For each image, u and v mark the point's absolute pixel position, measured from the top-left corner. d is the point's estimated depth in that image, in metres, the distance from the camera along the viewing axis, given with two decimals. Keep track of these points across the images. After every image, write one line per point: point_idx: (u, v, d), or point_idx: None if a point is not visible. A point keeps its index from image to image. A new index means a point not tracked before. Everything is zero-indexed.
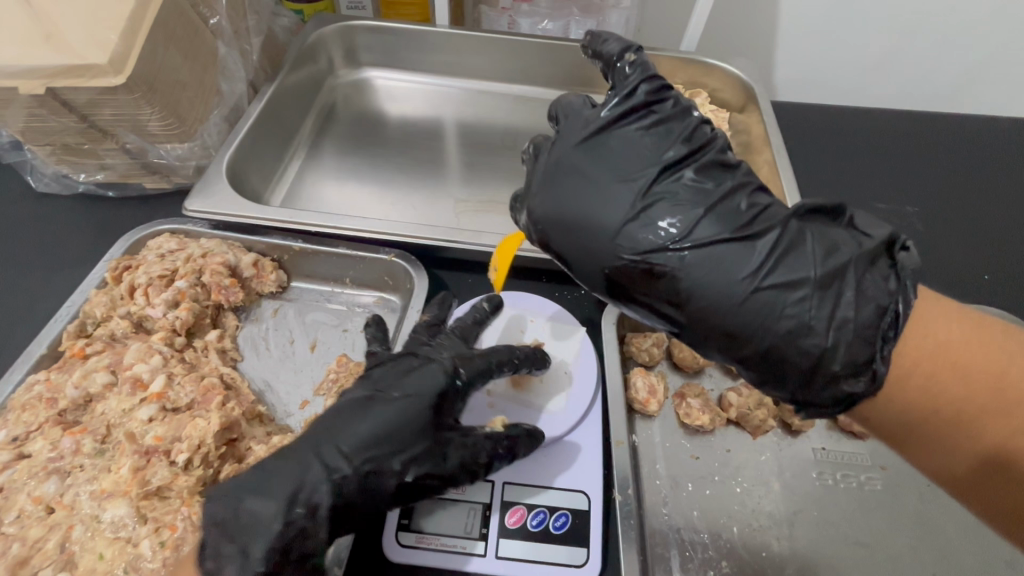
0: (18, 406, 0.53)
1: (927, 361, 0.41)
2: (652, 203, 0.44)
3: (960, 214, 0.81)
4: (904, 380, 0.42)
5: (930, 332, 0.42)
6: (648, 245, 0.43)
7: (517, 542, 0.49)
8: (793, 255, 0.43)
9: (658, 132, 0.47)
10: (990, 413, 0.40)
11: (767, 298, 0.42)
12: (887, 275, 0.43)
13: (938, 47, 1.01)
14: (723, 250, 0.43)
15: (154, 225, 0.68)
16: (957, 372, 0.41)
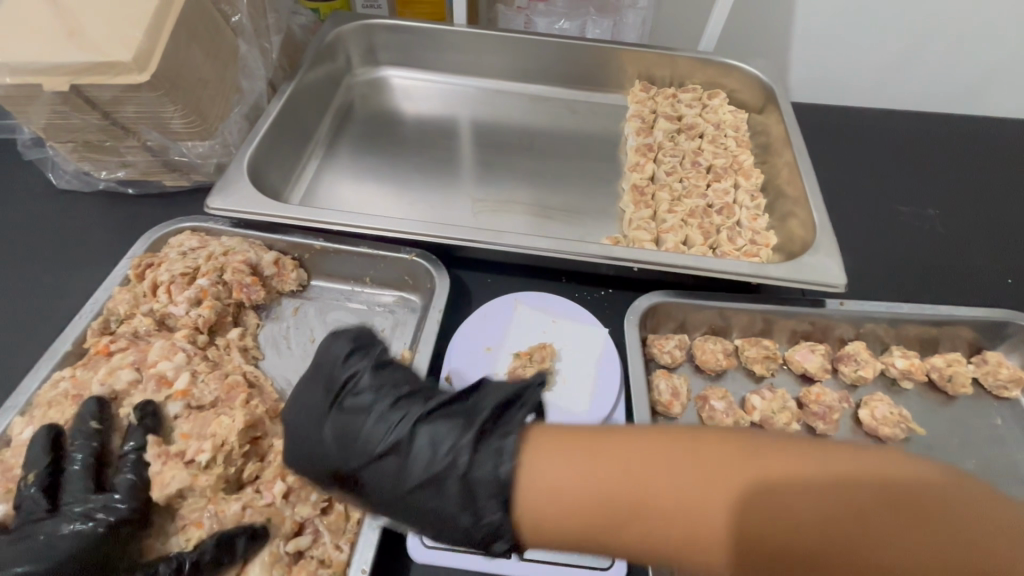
0: (43, 403, 0.53)
1: (659, 517, 0.33)
2: (390, 422, 0.43)
3: (982, 217, 0.80)
4: (593, 538, 0.34)
5: (579, 482, 0.34)
6: (374, 464, 0.41)
7: (542, 544, 0.49)
8: (420, 450, 0.41)
9: (352, 363, 0.46)
10: (792, 529, 0.32)
11: (418, 498, 0.40)
12: (479, 450, 0.39)
13: (958, 48, 1.00)
14: (374, 459, 0.42)
15: (176, 223, 0.68)
16: (667, 519, 0.33)
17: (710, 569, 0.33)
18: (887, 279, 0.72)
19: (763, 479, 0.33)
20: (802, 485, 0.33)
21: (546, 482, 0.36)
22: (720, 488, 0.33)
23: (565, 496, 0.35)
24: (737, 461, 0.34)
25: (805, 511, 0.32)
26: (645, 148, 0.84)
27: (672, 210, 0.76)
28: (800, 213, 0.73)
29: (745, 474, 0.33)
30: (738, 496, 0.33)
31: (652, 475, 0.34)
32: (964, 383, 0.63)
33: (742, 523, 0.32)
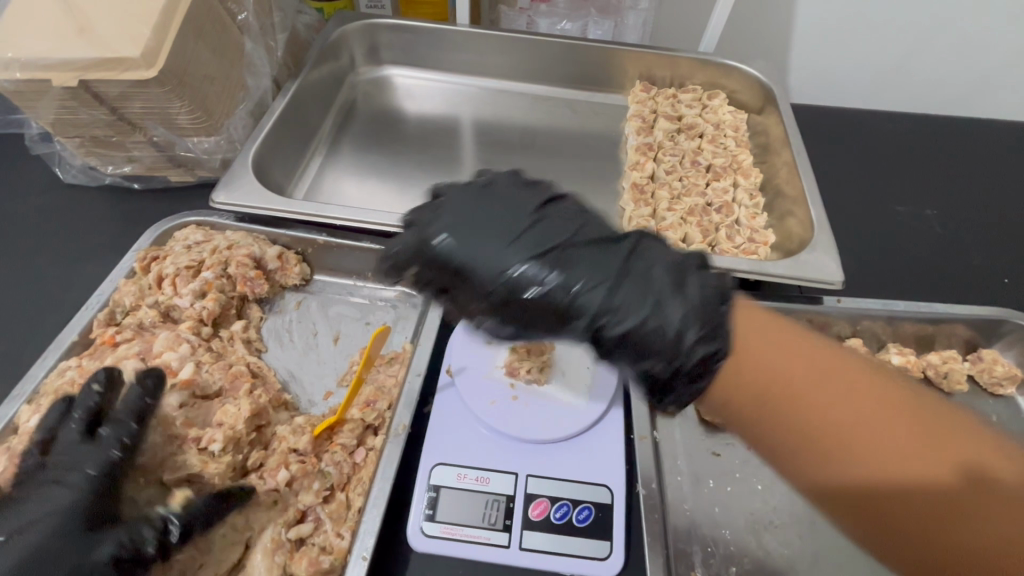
0: (50, 391, 0.54)
1: (755, 389, 0.40)
2: (537, 252, 0.43)
3: (979, 217, 0.81)
4: (758, 396, 0.40)
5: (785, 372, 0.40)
6: (546, 283, 0.42)
7: (540, 534, 0.50)
8: (628, 279, 0.41)
9: (482, 198, 0.46)
10: (878, 454, 0.37)
11: (606, 317, 0.41)
12: (690, 284, 0.41)
13: (957, 51, 1.01)
14: (578, 277, 0.42)
15: (181, 217, 0.68)
16: (792, 407, 0.39)
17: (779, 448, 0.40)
18: (884, 278, 0.73)
19: (887, 415, 0.38)
20: (903, 433, 0.38)
21: (757, 357, 0.40)
22: (873, 412, 0.38)
23: (771, 370, 0.40)
24: (888, 400, 0.39)
25: (899, 446, 0.37)
26: (645, 147, 0.85)
27: (671, 208, 0.77)
28: (798, 212, 0.73)
29: (884, 410, 0.38)
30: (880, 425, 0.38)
31: (834, 381, 0.39)
32: (959, 380, 0.64)
33: (850, 429, 0.38)
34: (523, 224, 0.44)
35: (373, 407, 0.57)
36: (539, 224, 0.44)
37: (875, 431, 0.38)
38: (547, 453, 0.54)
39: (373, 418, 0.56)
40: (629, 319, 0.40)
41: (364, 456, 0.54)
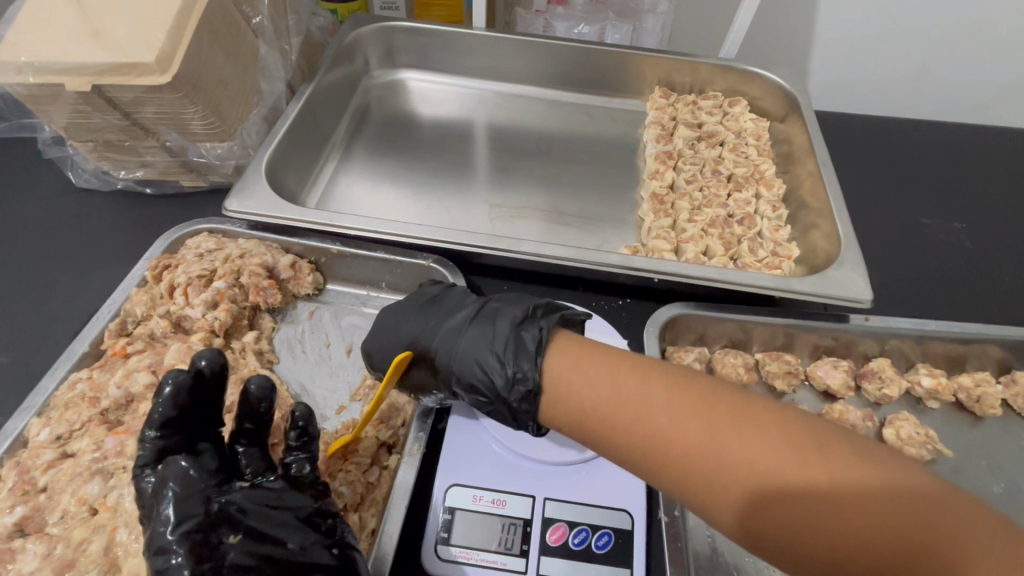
0: (61, 404, 0.53)
1: (647, 427, 0.41)
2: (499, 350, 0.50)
3: (1012, 232, 0.78)
4: (648, 425, 0.41)
5: (652, 414, 0.41)
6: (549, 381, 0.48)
7: (558, 560, 0.48)
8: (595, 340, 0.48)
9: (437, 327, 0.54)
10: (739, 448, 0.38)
11: None
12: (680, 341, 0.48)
13: (986, 57, 0.97)
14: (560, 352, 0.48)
15: (193, 224, 0.67)
16: (609, 419, 0.43)
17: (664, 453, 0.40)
18: (911, 294, 0.71)
19: (749, 434, 0.38)
20: (727, 432, 0.39)
21: (556, 394, 0.46)
22: (693, 411, 0.40)
23: (581, 399, 0.44)
24: (743, 416, 0.40)
25: (748, 456, 0.38)
26: (664, 156, 0.84)
27: (692, 219, 0.75)
28: (824, 225, 0.71)
29: (742, 419, 0.39)
30: (660, 412, 0.41)
31: (714, 420, 0.40)
32: (992, 404, 0.62)
33: (745, 458, 0.38)
34: (415, 311, 0.57)
35: (387, 424, 0.56)
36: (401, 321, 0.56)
37: (695, 436, 0.39)
38: (565, 475, 0.53)
39: (388, 435, 0.55)
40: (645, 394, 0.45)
41: (377, 475, 0.54)
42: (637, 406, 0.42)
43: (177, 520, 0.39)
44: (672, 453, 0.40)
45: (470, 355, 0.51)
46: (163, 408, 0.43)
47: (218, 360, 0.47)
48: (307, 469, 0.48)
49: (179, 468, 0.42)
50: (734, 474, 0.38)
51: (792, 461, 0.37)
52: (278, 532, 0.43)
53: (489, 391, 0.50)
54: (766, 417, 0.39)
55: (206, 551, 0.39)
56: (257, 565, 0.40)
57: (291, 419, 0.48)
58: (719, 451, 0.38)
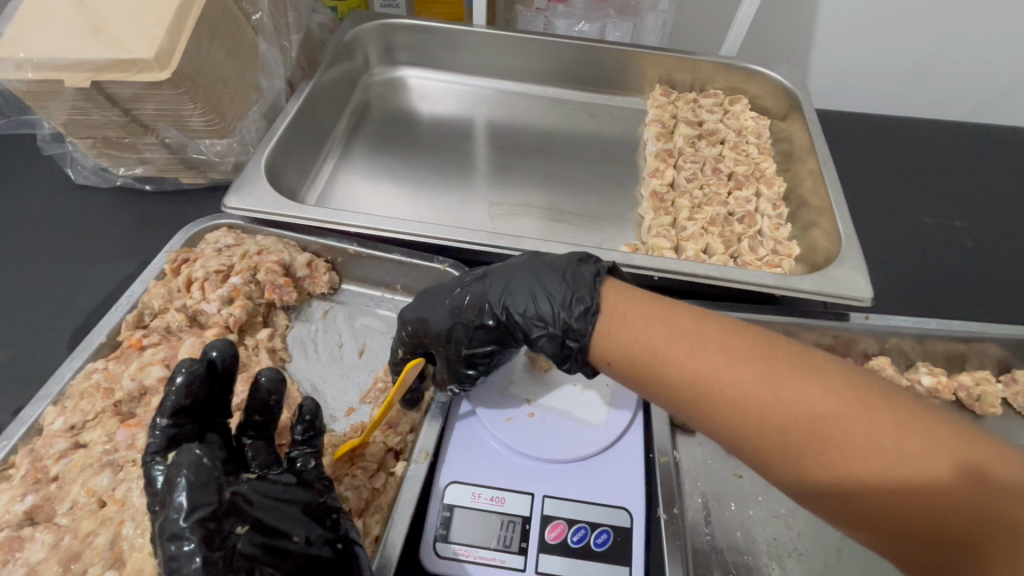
0: (76, 394, 0.52)
1: (698, 371, 0.42)
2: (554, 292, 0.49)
3: (1011, 232, 0.78)
4: (700, 372, 0.41)
5: (707, 358, 0.42)
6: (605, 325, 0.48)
7: (556, 558, 0.48)
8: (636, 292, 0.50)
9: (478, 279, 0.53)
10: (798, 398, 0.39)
11: None
12: None
13: (987, 57, 0.97)
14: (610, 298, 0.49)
15: (215, 219, 0.68)
16: (661, 359, 0.43)
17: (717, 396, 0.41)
18: (911, 293, 0.70)
19: (807, 380, 0.39)
20: (785, 377, 0.40)
21: (608, 336, 0.46)
22: (751, 355, 0.41)
23: (633, 338, 0.45)
24: (801, 365, 0.40)
25: (804, 399, 0.38)
26: (665, 154, 0.83)
27: (692, 218, 0.75)
28: (824, 223, 0.71)
29: (803, 371, 0.40)
30: (715, 355, 0.42)
31: (771, 367, 0.40)
32: (993, 403, 0.62)
33: (802, 406, 0.38)
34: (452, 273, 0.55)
35: (395, 430, 0.56)
36: (440, 281, 0.56)
37: (750, 378, 0.40)
38: (565, 473, 0.53)
39: (396, 442, 0.54)
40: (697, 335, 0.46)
41: (383, 481, 0.52)
42: (692, 348, 0.42)
43: (189, 508, 0.38)
44: (722, 395, 0.41)
45: (526, 290, 0.50)
46: (175, 397, 0.42)
47: (230, 351, 0.46)
48: (311, 465, 0.49)
49: (193, 456, 0.39)
50: (787, 419, 0.39)
51: (849, 408, 0.37)
52: (281, 524, 0.42)
53: (547, 320, 0.48)
54: (827, 369, 0.40)
55: (218, 542, 0.38)
56: (262, 556, 0.40)
57: (300, 414, 0.49)
58: (775, 399, 0.39)
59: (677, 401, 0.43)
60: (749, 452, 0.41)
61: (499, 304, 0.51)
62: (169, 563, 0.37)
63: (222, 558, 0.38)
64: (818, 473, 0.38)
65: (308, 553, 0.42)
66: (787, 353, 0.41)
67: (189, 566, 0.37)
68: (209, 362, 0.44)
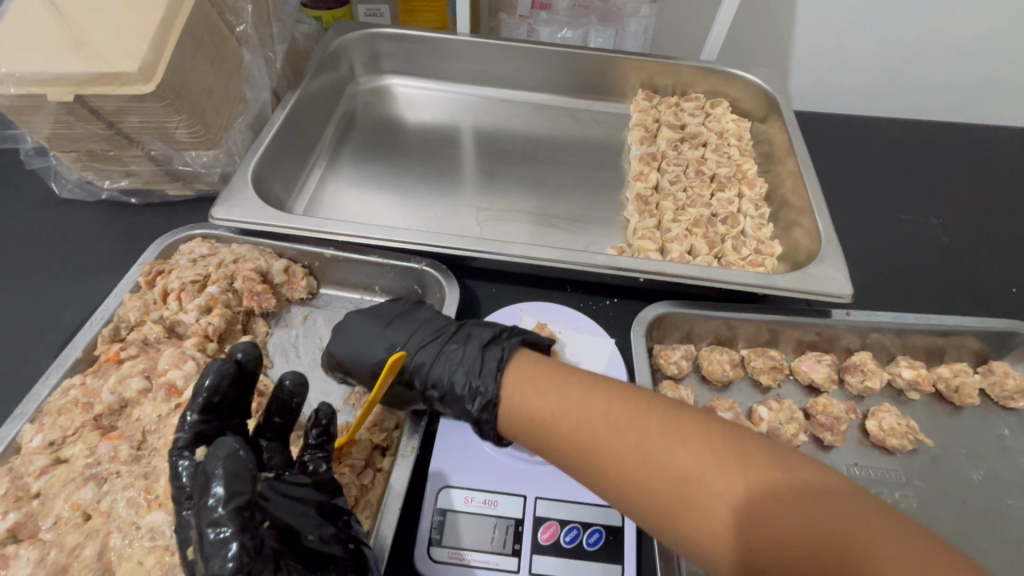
0: (54, 410, 0.52)
1: (572, 431, 0.44)
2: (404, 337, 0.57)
3: (985, 227, 0.80)
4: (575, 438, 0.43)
5: (573, 419, 0.44)
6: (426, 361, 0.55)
7: (550, 558, 0.49)
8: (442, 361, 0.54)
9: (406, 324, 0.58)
10: (652, 455, 0.40)
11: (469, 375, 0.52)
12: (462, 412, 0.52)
13: (957, 57, 1.00)
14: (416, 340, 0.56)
15: (187, 229, 0.67)
16: (572, 436, 0.44)
17: (595, 458, 0.42)
18: (890, 288, 0.72)
19: (672, 444, 0.40)
20: (679, 444, 0.40)
21: (573, 429, 0.44)
22: (635, 429, 0.42)
23: (542, 410, 0.46)
24: (660, 428, 0.41)
25: (704, 466, 0.39)
26: (648, 158, 0.85)
27: (676, 219, 0.76)
28: (805, 223, 0.73)
29: (640, 429, 0.42)
30: (630, 440, 0.41)
31: (616, 428, 0.42)
32: (971, 394, 0.63)
33: (651, 460, 0.40)
34: (396, 314, 0.60)
35: (381, 426, 0.56)
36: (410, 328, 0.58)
37: (624, 434, 0.42)
38: (557, 474, 0.53)
39: (382, 437, 0.56)
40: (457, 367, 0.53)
41: (372, 477, 0.53)
42: (628, 433, 0.42)
43: (226, 496, 0.37)
44: (604, 459, 0.42)
45: (471, 368, 0.52)
46: (207, 394, 0.43)
47: (254, 352, 0.47)
48: (323, 469, 0.48)
49: (230, 447, 0.39)
50: (650, 475, 0.40)
51: (693, 458, 0.39)
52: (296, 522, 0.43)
53: (433, 380, 0.54)
54: (667, 422, 0.42)
55: (252, 530, 0.37)
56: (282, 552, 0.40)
57: (315, 418, 0.48)
58: (634, 455, 0.41)
59: (614, 494, 0.41)
60: (637, 512, 0.41)
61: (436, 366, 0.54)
62: (204, 552, 0.36)
63: (256, 546, 0.37)
64: (739, 546, 0.37)
65: (324, 548, 0.43)
66: (653, 417, 0.42)
67: (224, 555, 0.36)
68: (235, 365, 0.45)
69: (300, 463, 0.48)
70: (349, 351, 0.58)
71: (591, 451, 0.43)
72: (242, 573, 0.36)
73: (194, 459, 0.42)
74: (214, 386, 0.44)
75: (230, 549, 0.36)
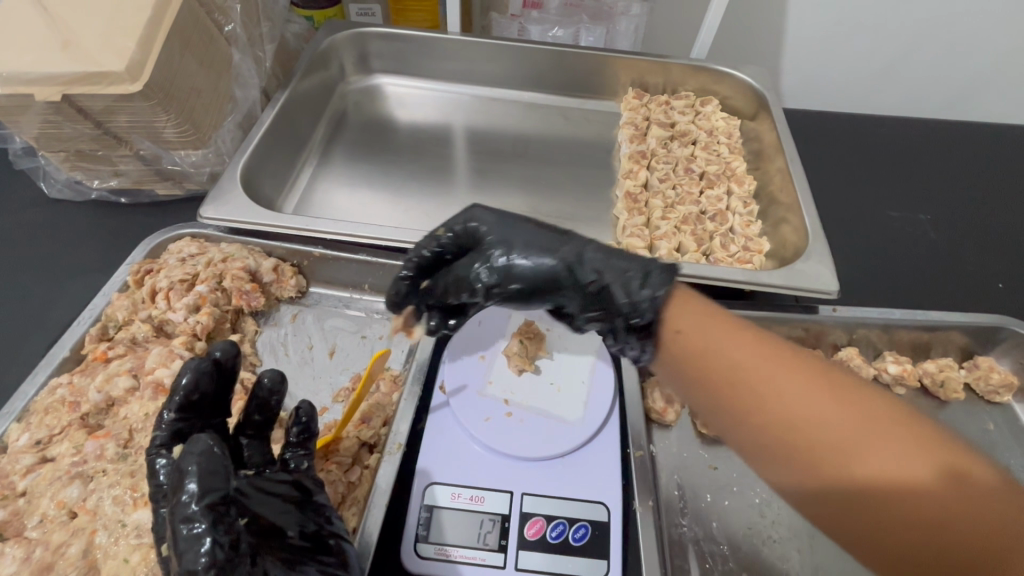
0: (41, 409, 0.52)
1: (735, 372, 0.39)
2: (539, 239, 0.50)
3: (973, 224, 0.81)
4: (733, 385, 0.39)
5: (735, 358, 0.40)
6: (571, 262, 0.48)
7: (536, 554, 0.49)
8: (603, 261, 0.48)
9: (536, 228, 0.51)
10: (831, 417, 0.36)
11: (622, 279, 0.46)
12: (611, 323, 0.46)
13: (946, 54, 1.01)
14: (552, 242, 0.50)
15: (176, 229, 0.68)
16: (732, 380, 0.40)
17: (754, 408, 0.39)
18: (877, 284, 0.73)
19: (855, 412, 0.36)
20: (859, 414, 0.36)
21: (726, 363, 0.40)
22: (818, 388, 0.37)
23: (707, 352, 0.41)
24: (848, 394, 0.37)
25: (885, 432, 0.35)
26: (638, 155, 0.85)
27: (665, 217, 0.76)
28: (793, 219, 0.73)
29: (826, 388, 0.37)
30: (801, 385, 0.38)
31: (793, 381, 0.38)
32: (956, 388, 0.64)
33: (826, 424, 0.36)
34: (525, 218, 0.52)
35: (369, 425, 0.57)
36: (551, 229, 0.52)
37: (796, 389, 0.38)
38: (544, 470, 0.54)
39: (369, 435, 0.55)
40: (606, 271, 0.47)
41: (359, 474, 0.54)
42: (794, 378, 0.38)
43: (199, 492, 0.36)
44: (764, 412, 0.38)
45: (621, 271, 0.46)
46: (184, 393, 0.44)
47: (233, 351, 0.47)
48: (306, 466, 0.49)
49: (205, 444, 0.39)
50: (819, 434, 0.36)
51: (879, 433, 0.35)
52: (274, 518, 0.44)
53: (571, 269, 0.48)
54: (852, 390, 0.37)
55: (225, 527, 0.37)
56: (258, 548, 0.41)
57: (295, 416, 0.48)
58: (803, 412, 0.37)
59: (766, 442, 0.38)
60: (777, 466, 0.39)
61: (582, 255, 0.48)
62: (176, 548, 0.36)
63: (229, 542, 0.37)
64: (888, 510, 0.35)
65: (302, 543, 0.43)
66: (832, 383, 0.38)
67: (197, 550, 0.36)
68: (212, 364, 0.45)
69: (282, 460, 0.49)
70: (478, 236, 0.52)
71: (753, 401, 0.39)
72: (215, 569, 0.36)
73: (172, 456, 0.43)
74: (191, 383, 0.44)
75: (203, 545, 0.36)
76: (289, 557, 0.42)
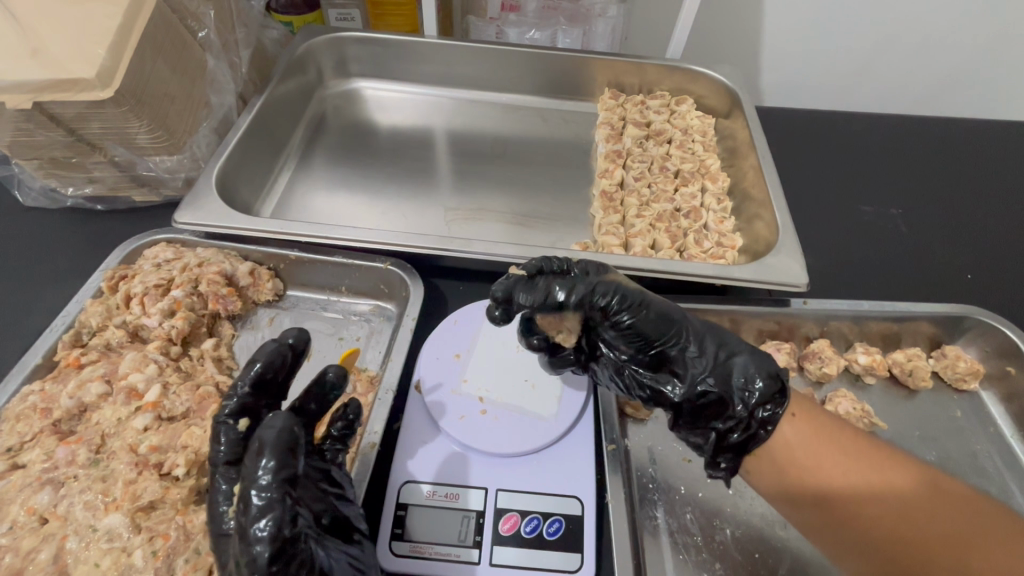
0: (12, 416, 0.52)
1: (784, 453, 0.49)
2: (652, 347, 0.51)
3: (942, 216, 0.82)
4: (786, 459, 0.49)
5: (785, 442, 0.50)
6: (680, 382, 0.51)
7: (510, 549, 0.49)
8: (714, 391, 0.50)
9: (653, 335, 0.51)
10: (851, 477, 0.47)
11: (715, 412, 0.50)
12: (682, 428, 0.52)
13: (916, 51, 1.03)
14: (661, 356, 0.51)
15: (151, 235, 0.68)
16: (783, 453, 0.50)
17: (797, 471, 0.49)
18: (848, 277, 0.74)
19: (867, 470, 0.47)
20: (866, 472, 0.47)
21: (787, 447, 0.49)
22: (842, 455, 0.48)
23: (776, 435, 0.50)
24: (865, 457, 0.48)
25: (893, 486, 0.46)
26: (614, 155, 0.86)
27: (640, 215, 0.78)
28: (765, 215, 0.74)
29: (846, 454, 0.48)
30: (832, 458, 0.48)
31: (828, 453, 0.48)
32: (924, 377, 0.65)
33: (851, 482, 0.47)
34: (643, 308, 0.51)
35: None
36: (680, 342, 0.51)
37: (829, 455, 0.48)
38: (520, 467, 0.54)
39: None
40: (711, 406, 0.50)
41: None
42: (828, 455, 0.48)
43: (273, 466, 0.37)
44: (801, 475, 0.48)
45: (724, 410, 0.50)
46: (261, 370, 0.44)
47: (304, 338, 0.47)
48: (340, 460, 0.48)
49: (284, 421, 0.39)
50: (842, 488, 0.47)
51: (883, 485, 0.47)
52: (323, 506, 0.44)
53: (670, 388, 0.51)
54: (868, 456, 0.48)
55: (292, 505, 0.37)
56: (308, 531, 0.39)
57: (342, 411, 0.48)
58: (830, 477, 0.48)
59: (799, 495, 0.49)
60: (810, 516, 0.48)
61: (704, 381, 0.50)
62: (246, 514, 0.36)
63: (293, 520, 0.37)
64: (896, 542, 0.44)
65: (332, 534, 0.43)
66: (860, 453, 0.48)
67: (261, 523, 0.36)
68: (289, 349, 0.45)
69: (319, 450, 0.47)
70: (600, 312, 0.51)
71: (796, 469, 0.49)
72: (275, 544, 0.36)
73: (237, 429, 0.42)
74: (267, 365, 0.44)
75: (266, 519, 0.36)
76: (328, 544, 0.41)
